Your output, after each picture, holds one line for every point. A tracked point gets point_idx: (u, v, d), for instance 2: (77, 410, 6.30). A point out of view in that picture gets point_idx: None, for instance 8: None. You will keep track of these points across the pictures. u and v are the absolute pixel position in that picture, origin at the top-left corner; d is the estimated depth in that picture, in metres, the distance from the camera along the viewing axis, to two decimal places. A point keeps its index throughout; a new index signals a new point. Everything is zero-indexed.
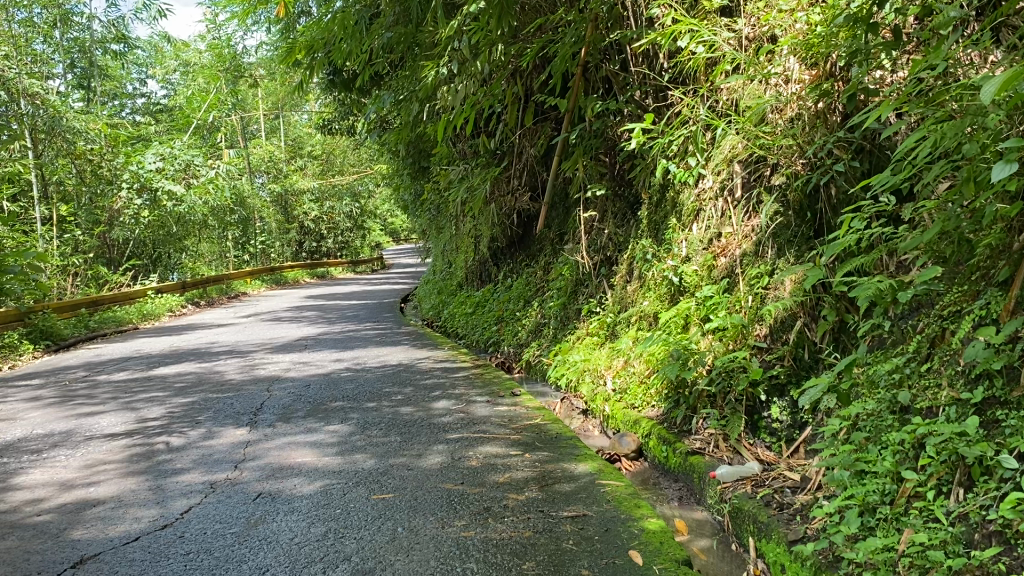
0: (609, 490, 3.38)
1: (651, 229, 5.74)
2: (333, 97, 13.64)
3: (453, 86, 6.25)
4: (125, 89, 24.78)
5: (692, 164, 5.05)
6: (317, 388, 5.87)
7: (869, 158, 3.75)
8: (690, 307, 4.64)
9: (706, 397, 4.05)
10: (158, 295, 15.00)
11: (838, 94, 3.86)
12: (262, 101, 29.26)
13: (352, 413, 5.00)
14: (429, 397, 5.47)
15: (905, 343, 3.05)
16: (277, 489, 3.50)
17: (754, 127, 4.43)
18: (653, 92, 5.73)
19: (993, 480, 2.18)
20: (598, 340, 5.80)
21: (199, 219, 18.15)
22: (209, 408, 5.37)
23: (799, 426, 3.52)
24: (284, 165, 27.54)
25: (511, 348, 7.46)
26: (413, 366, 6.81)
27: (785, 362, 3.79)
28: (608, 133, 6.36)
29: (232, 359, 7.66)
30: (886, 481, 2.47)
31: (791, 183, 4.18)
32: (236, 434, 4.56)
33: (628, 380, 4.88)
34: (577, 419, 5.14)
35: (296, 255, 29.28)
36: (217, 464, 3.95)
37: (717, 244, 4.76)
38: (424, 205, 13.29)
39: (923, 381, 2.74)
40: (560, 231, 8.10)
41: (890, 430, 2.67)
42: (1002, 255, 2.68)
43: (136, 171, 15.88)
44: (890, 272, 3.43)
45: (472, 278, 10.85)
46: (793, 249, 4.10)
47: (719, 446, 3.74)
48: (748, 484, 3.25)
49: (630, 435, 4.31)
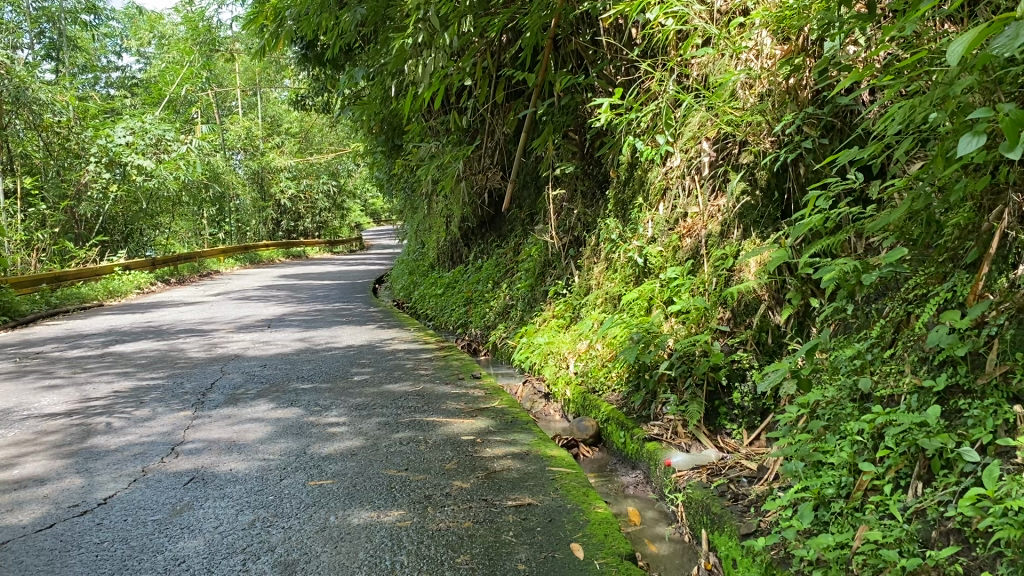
0: (559, 476, 3.22)
1: (618, 208, 5.57)
2: (307, 72, 13.35)
3: (420, 59, 6.06)
4: (97, 63, 24.30)
5: (659, 141, 4.88)
6: (273, 367, 5.67)
7: (838, 137, 3.64)
8: (653, 289, 4.49)
9: (667, 381, 3.90)
10: (127, 273, 14.71)
11: (810, 69, 3.70)
12: (240, 78, 28.84)
13: (304, 393, 4.82)
14: (387, 377, 5.28)
15: (869, 328, 2.91)
16: (211, 474, 3.32)
17: (724, 103, 4.26)
18: (624, 67, 5.57)
19: (953, 474, 2.03)
20: (564, 322, 5.63)
21: (170, 195, 17.83)
22: (158, 386, 5.16)
23: (760, 413, 3.43)
24: (261, 141, 27.16)
25: (478, 330, 7.29)
26: (376, 346, 6.63)
27: (748, 347, 3.67)
28: (579, 109, 6.20)
29: (192, 337, 7.45)
30: (843, 473, 2.33)
31: (759, 162, 4.03)
32: (180, 416, 4.36)
33: (589, 363, 4.72)
34: (538, 403, 4.98)
35: (273, 235, 28.92)
36: (152, 447, 3.76)
37: (683, 224, 4.60)
38: (398, 183, 13.08)
39: (885, 367, 2.60)
40: (532, 211, 7.93)
41: (849, 419, 2.53)
42: (972, 235, 2.53)
43: (105, 145, 15.52)
44: (857, 254, 3.30)
45: (443, 258, 10.66)
46: (759, 230, 3.96)
47: (677, 432, 3.60)
48: (703, 473, 3.10)
49: (588, 419, 4.16)
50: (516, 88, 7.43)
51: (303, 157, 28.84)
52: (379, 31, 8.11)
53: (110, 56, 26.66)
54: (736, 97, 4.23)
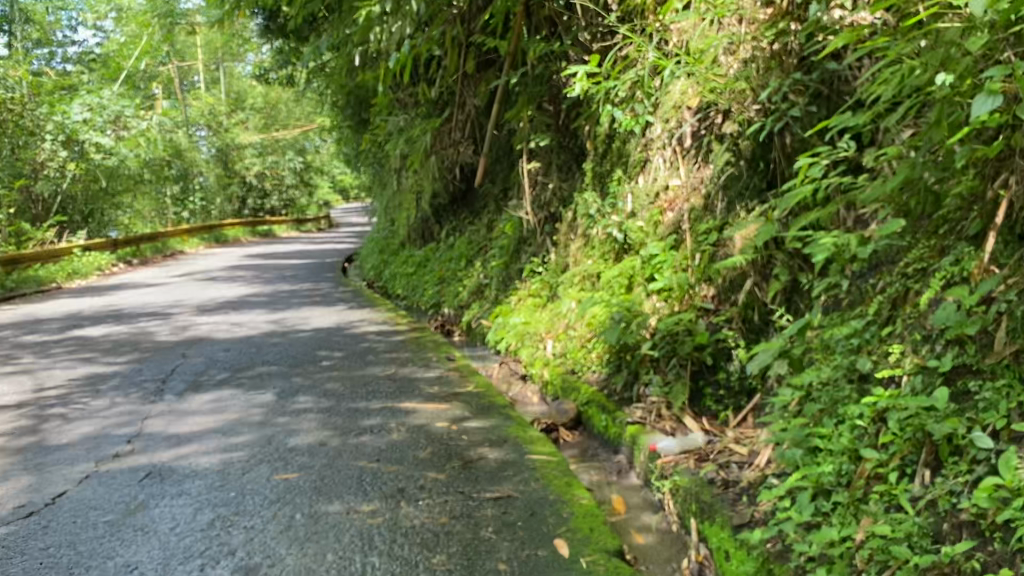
0: (540, 464, 3.06)
1: (595, 182, 5.39)
2: (271, 45, 12.96)
3: (387, 27, 5.82)
4: (52, 38, 23.53)
5: (638, 111, 4.70)
6: (238, 351, 5.43)
7: (826, 104, 3.48)
8: (634, 266, 4.33)
9: (649, 361, 3.76)
10: (87, 254, 14.29)
11: (796, 33, 3.54)
12: (202, 53, 28.15)
13: (271, 378, 4.60)
14: (358, 360, 5.08)
15: (864, 304, 2.77)
16: (169, 468, 3.12)
17: (706, 70, 4.08)
18: (600, 35, 5.36)
19: (964, 461, 1.89)
20: (540, 301, 5.45)
21: (132, 173, 17.35)
22: (116, 373, 4.90)
23: (747, 393, 3.31)
24: (225, 118, 26.55)
25: (451, 310, 7.10)
26: (347, 328, 6.41)
27: (733, 325, 3.54)
28: (554, 80, 6.00)
29: (154, 320, 7.18)
30: (843, 460, 2.19)
31: (742, 130, 3.87)
32: (138, 405, 4.12)
33: (568, 343, 4.56)
34: (515, 385, 4.81)
35: (240, 213, 28.36)
36: (108, 440, 3.55)
37: (663, 198, 4.44)
38: (367, 159, 12.79)
39: (885, 346, 2.46)
40: (505, 186, 7.74)
41: (848, 402, 2.38)
42: (975, 205, 2.38)
43: (62, 122, 15.04)
44: (848, 227, 3.16)
45: (414, 236, 10.42)
46: (743, 203, 3.81)
47: (661, 415, 3.45)
48: (691, 459, 2.96)
49: (567, 402, 4.00)
50: (487, 58, 7.20)
51: (268, 134, 28.28)
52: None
53: (65, 31, 25.81)
54: (718, 64, 4.08)
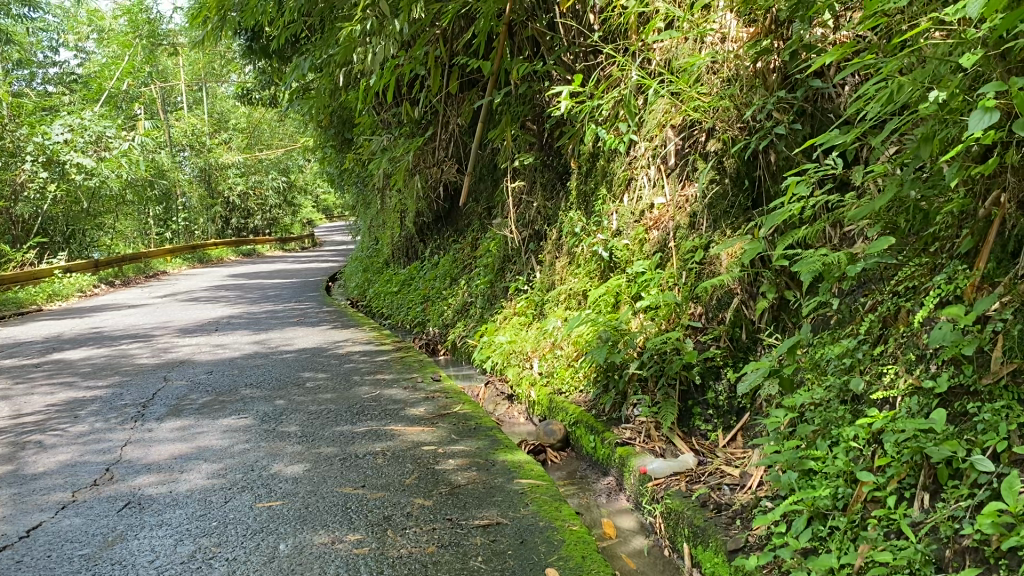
0: (527, 489, 2.99)
1: (580, 200, 5.37)
2: (254, 65, 12.91)
3: (370, 46, 5.78)
4: (32, 58, 23.35)
5: (623, 129, 4.68)
6: (219, 374, 5.34)
7: (810, 122, 3.47)
8: (620, 284, 4.29)
9: (637, 381, 3.72)
10: (68, 275, 14.12)
11: (780, 51, 3.55)
12: (184, 72, 28.05)
13: (254, 401, 4.52)
14: (342, 381, 5.01)
15: (854, 323, 2.75)
16: (149, 497, 3.04)
17: (689, 89, 4.08)
18: (583, 53, 5.35)
19: (964, 485, 1.86)
20: (526, 320, 5.40)
21: (113, 193, 17.20)
22: (94, 398, 4.79)
23: (736, 412, 3.27)
24: (208, 137, 26.44)
25: (436, 329, 7.03)
26: (331, 348, 6.33)
27: (721, 343, 3.51)
28: (537, 98, 5.98)
29: (134, 342, 7.07)
30: (839, 483, 2.15)
31: (727, 148, 3.86)
32: (117, 431, 4.03)
33: (555, 363, 4.51)
34: (502, 405, 4.76)
35: (223, 233, 28.19)
36: (86, 468, 3.46)
37: (649, 216, 4.41)
38: (350, 178, 12.73)
39: (877, 366, 2.43)
40: (489, 204, 7.71)
41: (841, 423, 2.35)
42: (966, 223, 2.37)
43: (42, 143, 14.90)
44: (834, 245, 3.15)
45: (398, 255, 10.35)
46: (729, 221, 3.79)
47: (651, 435, 3.41)
48: (682, 481, 2.92)
49: (555, 423, 3.95)
50: (470, 77, 7.19)
51: (251, 153, 28.18)
52: (328, 19, 7.78)
53: (45, 51, 25.64)
54: (701, 83, 4.08)
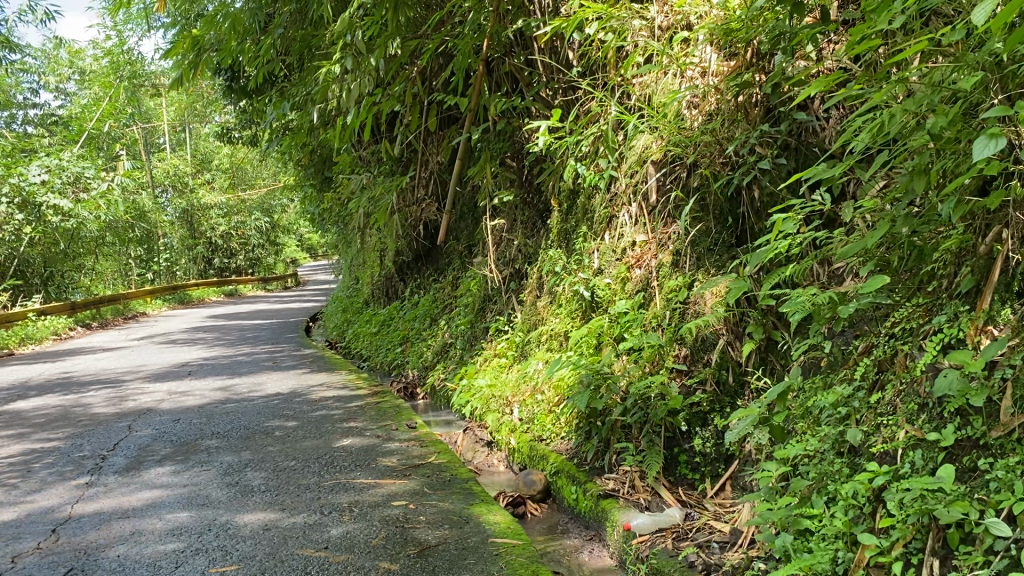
0: (503, 550, 2.78)
1: (560, 238, 5.21)
2: (234, 104, 12.80)
3: (346, 83, 5.64)
4: (12, 99, 23.21)
5: (602, 165, 4.55)
6: (187, 423, 5.10)
7: (795, 156, 3.36)
8: (602, 325, 4.12)
9: (621, 428, 3.53)
10: (42, 318, 13.82)
11: (761, 84, 3.46)
12: (167, 113, 28.00)
13: (220, 452, 4.30)
14: (314, 430, 4.79)
15: (847, 367, 2.59)
16: (94, 562, 2.81)
17: (669, 123, 3.96)
18: (561, 89, 5.24)
19: (978, 551, 1.69)
20: (506, 362, 5.21)
21: (91, 235, 16.95)
22: (51, 450, 4.54)
23: (724, 460, 3.11)
24: (190, 178, 26.28)
25: (415, 371, 6.83)
26: (305, 394, 6.10)
27: (708, 387, 3.34)
28: (517, 135, 5.86)
29: (102, 389, 6.81)
30: (838, 547, 1.97)
31: (709, 184, 3.74)
32: (71, 486, 3.79)
33: (534, 409, 4.32)
34: (480, 453, 4.55)
35: (205, 273, 27.90)
36: (32, 528, 3.22)
37: (630, 254, 4.26)
38: (330, 217, 12.57)
39: (874, 415, 2.27)
40: (470, 243, 7.55)
41: (838, 477, 2.18)
42: (965, 260, 2.24)
43: (18, 184, 14.69)
44: (823, 283, 3.01)
45: (378, 295, 10.15)
46: (713, 259, 3.64)
47: (635, 486, 3.23)
48: (668, 539, 2.75)
49: (535, 472, 3.75)
50: (449, 114, 7.08)
51: (234, 193, 28.02)
52: (305, 57, 7.67)
53: (25, 92, 25.49)
54: (681, 117, 3.97)
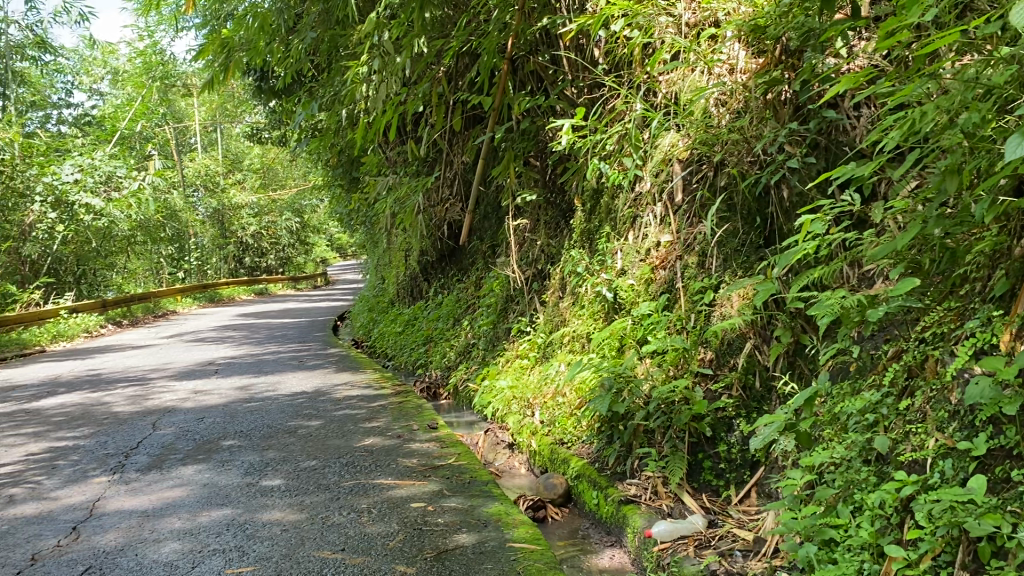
0: (521, 555, 2.73)
1: (584, 238, 5.16)
2: (263, 104, 12.88)
3: (371, 81, 5.62)
4: (48, 100, 23.55)
5: (627, 164, 4.49)
6: (211, 421, 5.11)
7: (824, 155, 3.29)
8: (625, 327, 4.06)
9: (644, 432, 3.48)
10: (74, 316, 13.99)
11: (791, 81, 3.39)
12: (199, 114, 28.29)
13: (241, 451, 4.30)
14: (336, 429, 4.78)
15: (876, 372, 2.52)
16: (111, 561, 2.81)
17: (696, 121, 3.90)
18: (587, 87, 5.18)
19: (1011, 567, 1.62)
20: (529, 363, 5.17)
21: (123, 233, 17.14)
22: (76, 447, 4.57)
23: (750, 466, 3.05)
24: (221, 177, 26.52)
25: (439, 371, 6.80)
26: (328, 393, 6.10)
27: (733, 392, 3.27)
28: (542, 134, 5.81)
29: (129, 386, 6.86)
30: (864, 559, 1.91)
31: (736, 183, 3.66)
32: (93, 484, 3.80)
33: (556, 411, 4.27)
34: (502, 455, 4.52)
35: (236, 272, 28.14)
36: (53, 525, 3.24)
37: (655, 255, 4.20)
38: (357, 216, 12.60)
39: (904, 423, 2.19)
40: (493, 243, 7.51)
41: (865, 487, 2.11)
42: (1000, 263, 2.16)
43: (51, 183, 14.90)
44: (852, 286, 2.94)
45: (403, 295, 10.14)
46: (740, 260, 3.57)
47: (658, 492, 3.17)
48: (690, 546, 2.69)
49: (556, 476, 3.71)
50: (474, 113, 7.06)
51: (264, 193, 28.25)
52: (332, 57, 7.67)
53: (60, 93, 25.84)
54: (709, 115, 3.90)
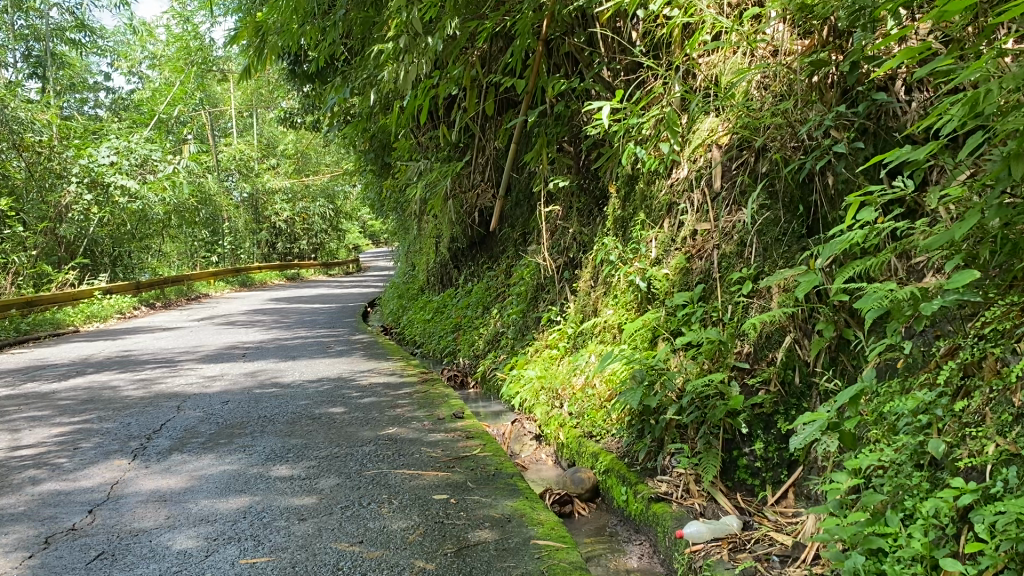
0: (545, 553, 2.61)
1: (617, 226, 5.02)
2: (297, 89, 12.85)
3: (402, 64, 5.49)
4: (86, 84, 23.78)
5: (663, 150, 4.34)
6: (234, 405, 5.05)
7: (873, 141, 3.12)
8: (658, 318, 3.92)
9: (675, 427, 3.34)
10: (107, 297, 14.11)
11: (839, 62, 3.22)
12: (234, 100, 28.46)
13: (263, 437, 4.23)
14: (361, 417, 4.70)
15: (928, 370, 2.37)
16: (124, 546, 2.73)
17: (737, 105, 3.75)
18: (623, 70, 5.04)
19: None
20: (558, 353, 5.05)
21: (157, 216, 17.25)
22: (99, 428, 4.53)
23: (787, 466, 2.93)
24: (256, 162, 26.66)
25: (467, 360, 6.71)
26: (354, 380, 6.02)
27: (771, 388, 3.12)
28: (577, 118, 5.67)
29: (158, 368, 6.85)
30: (916, 571, 1.78)
31: (779, 170, 3.50)
32: (112, 466, 3.74)
33: (585, 403, 4.15)
34: (528, 446, 4.41)
35: (269, 257, 28.32)
36: (69, 507, 3.17)
37: (691, 243, 4.05)
38: (389, 203, 12.56)
39: (960, 425, 2.04)
40: (524, 230, 7.38)
41: (918, 494, 1.97)
42: None
43: (87, 165, 15.05)
44: (899, 279, 2.78)
45: (433, 281, 10.06)
46: (780, 250, 3.41)
47: (690, 490, 3.05)
48: (724, 549, 2.56)
49: (584, 470, 3.58)
50: (506, 98, 6.94)
51: (298, 179, 28.37)
52: (365, 39, 7.57)
53: (98, 76, 26.09)
54: (751, 99, 3.75)
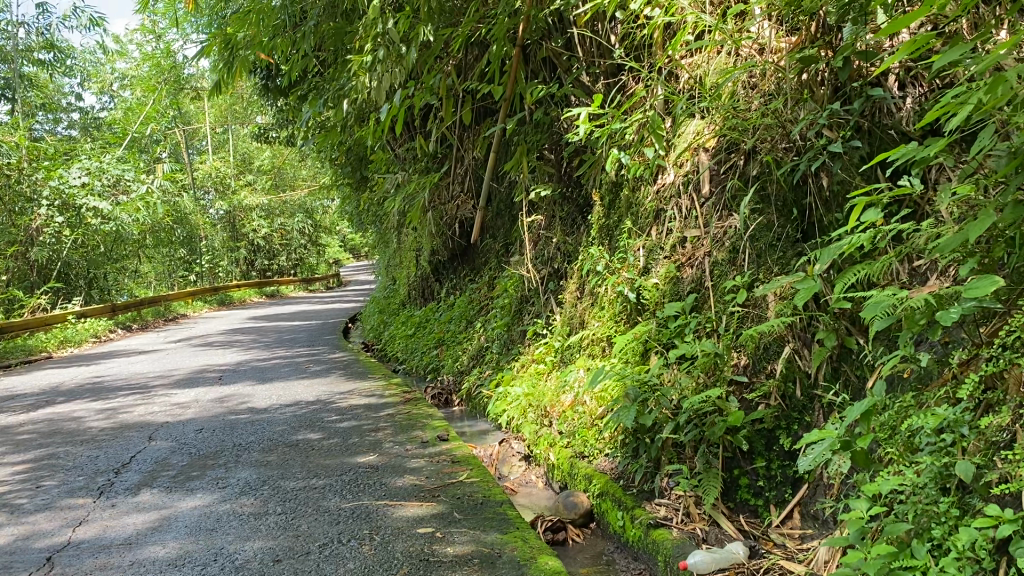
0: None
1: (603, 235, 4.85)
2: (271, 103, 12.62)
3: (376, 74, 5.28)
4: (57, 105, 23.39)
5: (648, 155, 4.17)
6: (208, 433, 4.83)
7: (868, 139, 2.96)
8: (649, 331, 3.74)
9: (672, 447, 3.16)
10: (82, 321, 13.79)
11: (830, 59, 3.07)
12: (208, 117, 28.14)
13: (238, 468, 4.01)
14: (341, 443, 4.49)
15: (944, 382, 2.20)
16: None
17: (723, 106, 3.59)
18: (603, 74, 4.87)
19: None
20: (545, 368, 4.87)
21: (131, 236, 16.92)
22: (65, 464, 4.30)
23: (793, 485, 2.76)
24: (232, 179, 26.34)
25: (451, 376, 6.51)
26: (334, 401, 5.81)
27: (772, 402, 2.95)
28: (556, 125, 5.51)
29: (130, 395, 6.61)
30: None
31: (770, 172, 3.34)
32: (75, 506, 3.52)
33: (575, 422, 3.96)
34: (517, 468, 4.22)
35: (247, 275, 27.99)
36: (27, 556, 2.95)
37: (681, 251, 3.88)
38: (368, 216, 12.34)
39: (988, 445, 1.87)
40: (507, 241, 7.21)
41: (947, 523, 1.80)
42: None
43: (57, 187, 14.71)
44: (904, 283, 2.62)
45: (414, 295, 9.84)
46: (775, 256, 3.25)
47: (691, 514, 2.87)
48: None
49: (577, 494, 3.39)
50: (483, 106, 6.77)
51: (276, 194, 28.07)
52: (337, 49, 7.36)
53: (69, 96, 25.68)
54: (737, 100, 3.58)
